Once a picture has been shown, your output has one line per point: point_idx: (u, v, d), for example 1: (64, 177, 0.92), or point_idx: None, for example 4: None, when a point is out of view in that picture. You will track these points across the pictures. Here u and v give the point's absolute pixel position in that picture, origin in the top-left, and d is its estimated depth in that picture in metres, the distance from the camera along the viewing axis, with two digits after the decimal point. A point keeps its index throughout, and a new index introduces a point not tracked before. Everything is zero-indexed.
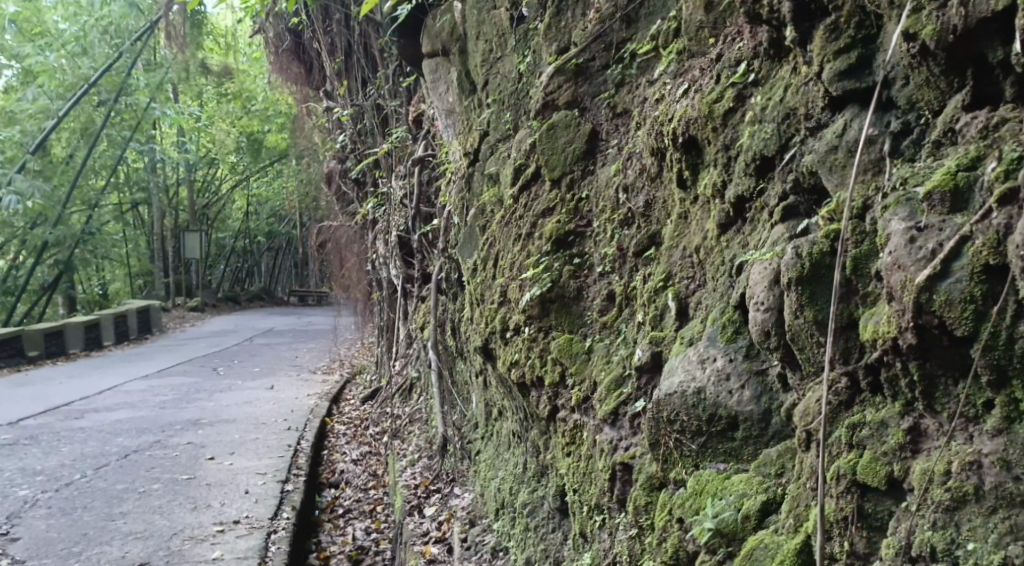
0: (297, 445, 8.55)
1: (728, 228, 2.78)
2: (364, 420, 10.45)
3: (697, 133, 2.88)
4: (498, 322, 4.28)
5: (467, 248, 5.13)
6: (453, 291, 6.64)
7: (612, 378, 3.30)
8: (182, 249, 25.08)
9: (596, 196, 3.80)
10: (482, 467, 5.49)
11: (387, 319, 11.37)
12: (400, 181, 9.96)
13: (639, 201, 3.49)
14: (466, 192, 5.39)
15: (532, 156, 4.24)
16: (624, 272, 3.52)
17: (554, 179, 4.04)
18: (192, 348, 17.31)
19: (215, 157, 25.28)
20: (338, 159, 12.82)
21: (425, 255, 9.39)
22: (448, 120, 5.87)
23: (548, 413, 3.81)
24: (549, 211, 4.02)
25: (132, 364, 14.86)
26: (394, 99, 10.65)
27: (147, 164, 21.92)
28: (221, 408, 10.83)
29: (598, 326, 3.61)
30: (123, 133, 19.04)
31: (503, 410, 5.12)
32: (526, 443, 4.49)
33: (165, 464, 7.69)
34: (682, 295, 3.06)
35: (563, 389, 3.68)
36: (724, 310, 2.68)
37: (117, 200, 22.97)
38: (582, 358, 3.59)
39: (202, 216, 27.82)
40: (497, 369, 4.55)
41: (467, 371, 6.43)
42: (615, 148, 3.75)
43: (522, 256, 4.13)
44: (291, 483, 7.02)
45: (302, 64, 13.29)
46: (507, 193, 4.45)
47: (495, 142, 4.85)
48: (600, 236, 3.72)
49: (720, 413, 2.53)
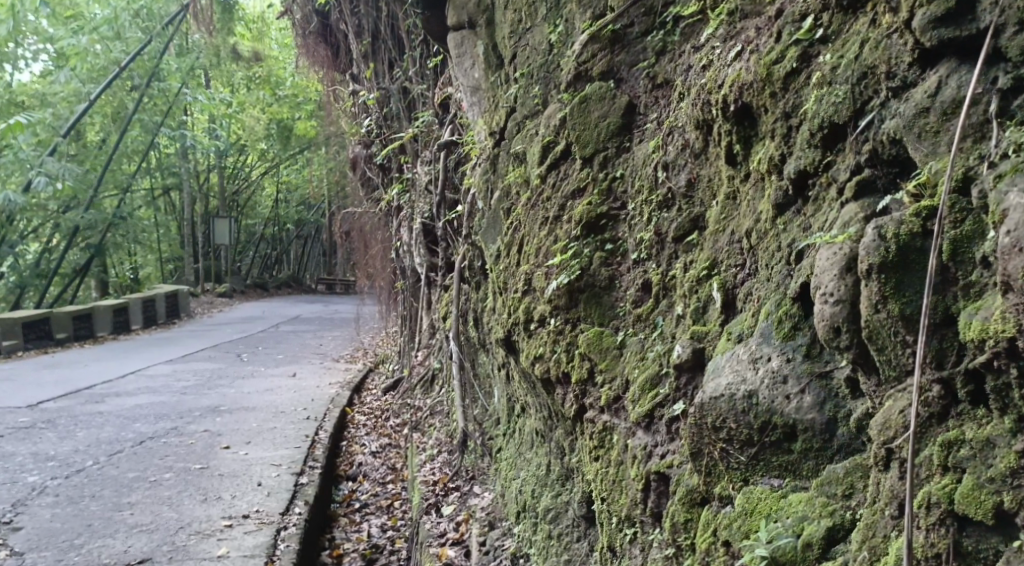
0: (316, 435, 8.30)
1: (785, 209, 2.43)
2: (385, 411, 10.18)
3: (752, 99, 2.53)
4: (520, 312, 3.93)
5: (491, 233, 4.80)
6: (476, 279, 6.32)
7: (647, 378, 2.95)
8: (212, 235, 25.04)
9: (631, 175, 3.45)
10: (503, 465, 5.18)
11: (410, 308, 11.11)
12: (426, 167, 9.66)
13: (680, 180, 3.14)
14: (490, 174, 5.07)
15: (562, 132, 3.89)
16: (661, 259, 3.17)
17: (585, 157, 3.68)
18: (217, 333, 17.17)
19: (245, 143, 25.20)
20: (364, 144, 12.53)
21: (449, 243, 9.11)
22: (474, 98, 5.55)
23: (575, 413, 3.48)
24: (579, 192, 3.68)
25: (156, 348, 14.75)
26: (421, 83, 10.35)
27: (178, 150, 21.85)
28: (242, 395, 10.64)
29: (630, 318, 3.27)
30: (155, 119, 18.89)
31: (526, 407, 4.80)
32: (550, 443, 4.16)
33: (179, 453, 7.47)
34: (728, 285, 2.71)
35: (590, 387, 3.34)
36: (780, 303, 2.33)
37: (148, 185, 22.95)
38: (613, 354, 3.25)
39: (232, 203, 27.80)
40: (520, 363, 4.22)
41: (489, 364, 6.13)
42: (654, 123, 3.40)
43: (548, 241, 3.79)
44: (305, 475, 6.76)
45: (329, 47, 13.03)
46: (534, 172, 4.10)
47: (522, 120, 4.51)
48: (634, 219, 3.37)
49: (775, 421, 2.19)
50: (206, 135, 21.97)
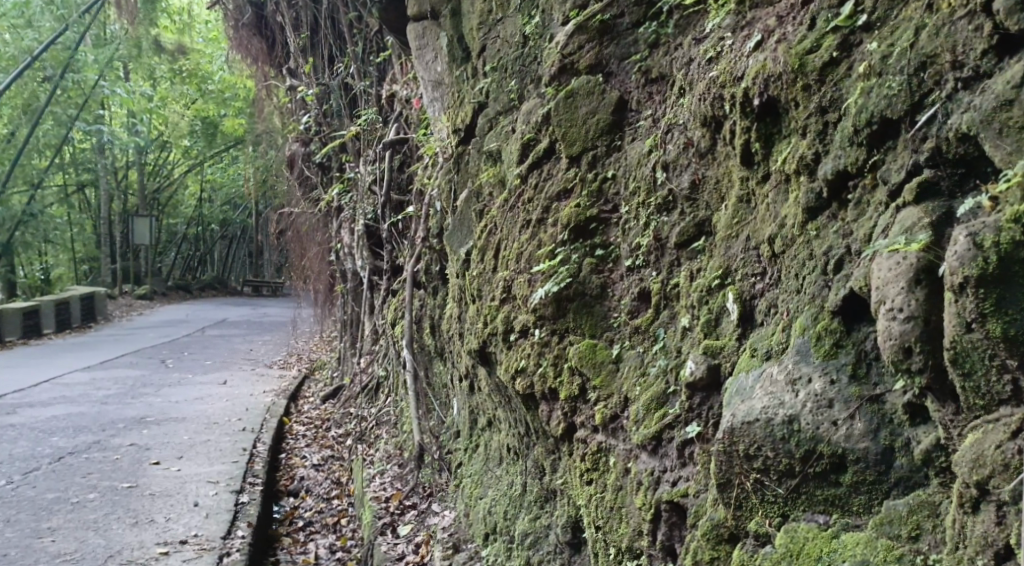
0: (253, 448, 7.85)
1: (818, 213, 2.21)
2: (325, 421, 9.76)
3: (780, 93, 2.30)
4: (498, 322, 3.65)
5: (457, 236, 4.51)
6: (434, 285, 6.03)
7: (652, 397, 2.70)
8: (132, 234, 23.87)
9: (625, 176, 3.21)
10: (468, 482, 4.90)
11: (351, 313, 10.70)
12: (368, 166, 9.27)
13: (683, 181, 2.91)
14: (455, 174, 4.79)
15: (545, 128, 3.63)
16: (661, 266, 2.95)
17: (572, 156, 3.42)
18: (140, 338, 16.33)
19: (168, 140, 24.10)
20: (301, 142, 12.00)
21: (394, 246, 8.81)
22: (436, 92, 5.25)
23: (563, 432, 3.24)
24: (565, 194, 3.43)
25: (73, 354, 13.92)
26: (363, 79, 9.98)
27: (95, 145, 20.73)
28: (169, 405, 10.04)
29: (627, 331, 3.03)
30: (69, 112, 17.73)
31: (495, 421, 4.54)
32: (526, 462, 3.90)
33: (104, 469, 6.93)
34: (746, 297, 2.49)
35: (582, 405, 3.11)
36: (817, 316, 2.11)
37: (62, 181, 21.78)
38: (608, 370, 3.01)
39: (154, 201, 26.62)
40: (494, 376, 3.94)
41: (447, 373, 5.85)
42: (649, 120, 3.18)
43: (530, 246, 3.52)
44: (246, 493, 6.33)
45: (264, 41, 12.51)
46: (512, 171, 3.82)
47: (494, 116, 4.23)
48: (630, 223, 3.13)
49: (821, 450, 1.96)
50: (126, 130, 20.90)
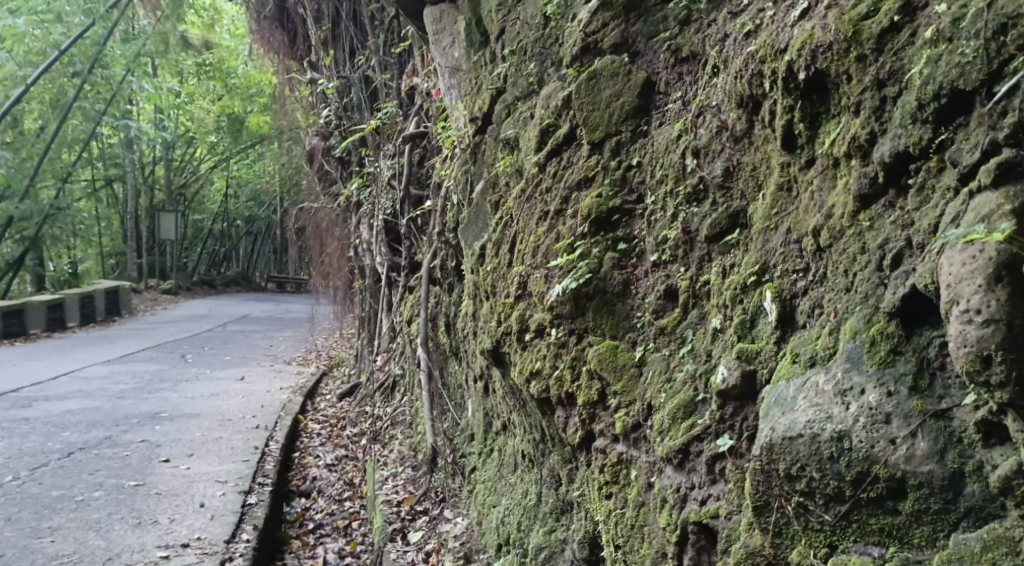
0: (266, 447, 7.67)
1: (871, 202, 1.95)
2: (340, 420, 9.58)
3: (829, 66, 2.04)
4: (513, 320, 3.41)
5: (472, 229, 4.28)
6: (449, 281, 5.80)
7: (679, 405, 2.45)
8: (157, 229, 23.91)
9: (650, 164, 2.95)
10: (481, 489, 4.67)
11: (370, 310, 10.52)
12: (387, 160, 9.08)
13: (716, 168, 2.64)
14: (473, 165, 4.57)
15: (566, 113, 3.38)
16: (691, 262, 2.70)
17: (593, 142, 3.17)
18: (161, 332, 16.27)
19: (194, 136, 24.09)
20: (321, 135, 11.82)
21: (413, 242, 8.61)
22: (453, 79, 5.01)
23: (580, 440, 2.99)
24: (586, 183, 3.18)
25: (93, 347, 13.87)
26: (384, 72, 9.79)
27: (121, 140, 20.75)
28: (185, 400, 9.91)
29: (651, 332, 2.78)
30: (96, 107, 17.70)
31: (509, 425, 4.31)
32: (541, 471, 3.66)
33: (112, 467, 6.78)
34: (785, 296, 2.23)
35: (601, 412, 2.86)
36: (871, 317, 1.85)
37: (89, 176, 21.84)
38: (631, 375, 2.76)
39: (179, 197, 26.67)
40: (508, 379, 3.71)
41: (462, 374, 5.63)
42: (678, 103, 2.93)
43: (547, 240, 3.28)
44: (254, 494, 6.15)
45: (285, 33, 12.36)
46: (530, 159, 3.57)
47: (512, 102, 3.99)
48: (656, 215, 2.87)
49: (876, 474, 1.70)
50: (152, 125, 20.88)
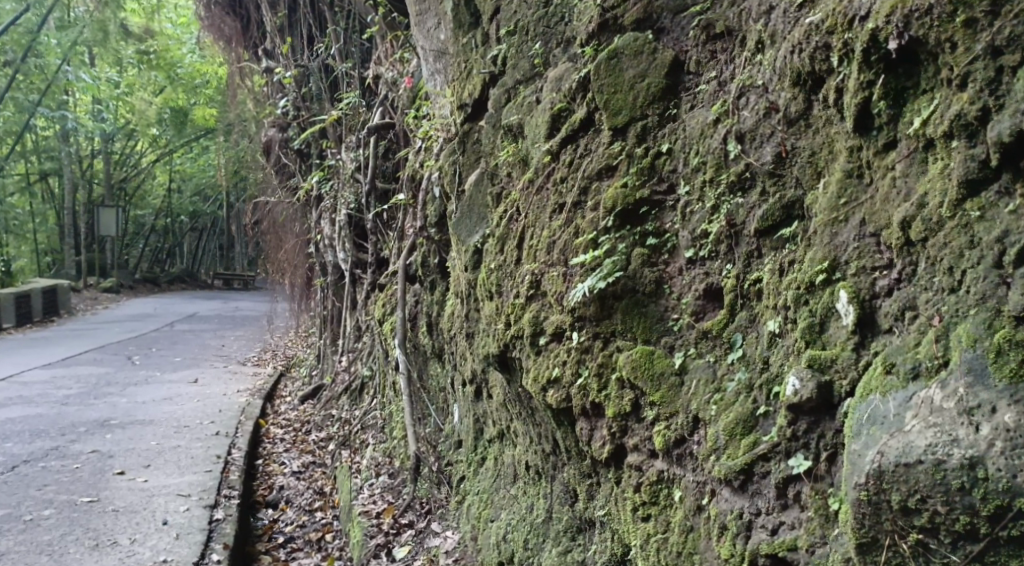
0: (229, 455, 7.25)
1: (981, 188, 1.72)
2: (304, 423, 9.18)
3: (928, 34, 1.83)
4: (524, 322, 3.12)
5: (467, 224, 3.98)
6: (431, 279, 5.49)
7: (737, 419, 2.18)
8: (98, 226, 22.95)
9: (683, 150, 2.68)
10: (474, 501, 4.37)
11: (332, 309, 10.12)
12: (350, 153, 8.68)
13: (766, 154, 2.38)
14: (463, 156, 4.28)
15: (582, 96, 3.10)
16: (737, 257, 2.44)
17: (616, 128, 2.91)
18: (107, 333, 15.56)
19: (136, 130, 23.16)
20: (278, 127, 11.25)
21: (379, 238, 8.25)
22: (438, 64, 4.70)
23: (609, 455, 2.73)
24: (608, 172, 2.92)
25: (34, 350, 13.18)
26: (345, 61, 9.38)
27: (59, 133, 19.82)
28: (137, 405, 9.40)
29: (692, 337, 2.52)
30: (31, 99, 16.83)
31: (507, 433, 4.03)
32: (552, 485, 3.38)
33: (63, 481, 6.31)
34: (865, 296, 1.95)
35: (636, 425, 2.60)
36: (993, 323, 1.60)
37: (25, 171, 20.85)
38: (670, 385, 2.49)
39: (121, 192, 25.67)
40: (515, 385, 3.42)
41: (445, 377, 5.34)
42: (712, 83, 2.68)
43: (565, 234, 3.01)
44: (221, 509, 5.76)
45: (237, 20, 11.82)
46: (540, 148, 3.29)
47: (512, 87, 3.71)
48: (693, 206, 2.61)
49: (1020, 507, 1.46)
50: (91, 117, 19.97)
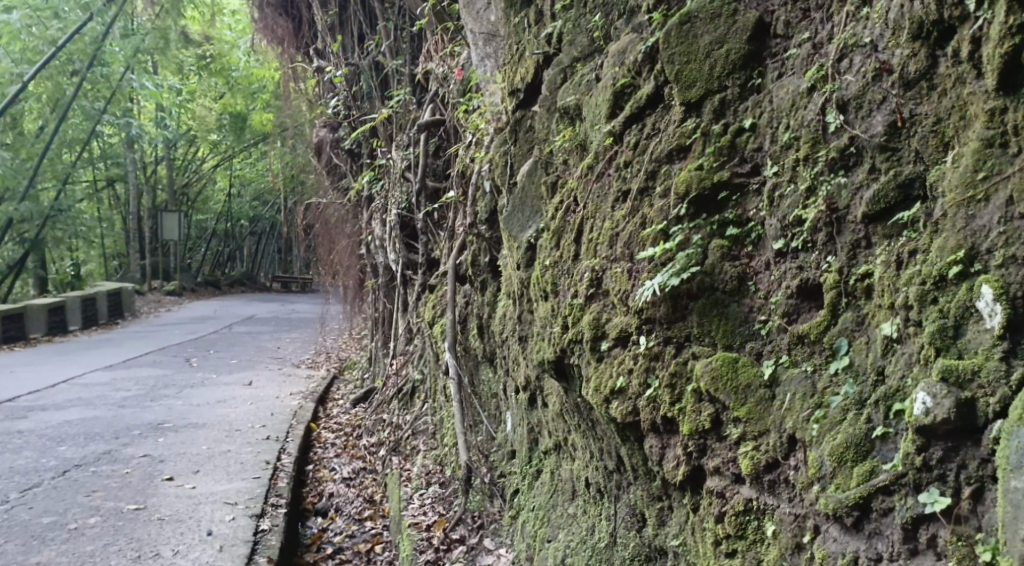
0: (277, 461, 7.04)
1: None
2: (355, 428, 8.95)
3: None
4: (584, 324, 2.76)
5: (520, 218, 3.65)
6: (482, 279, 5.18)
7: (846, 442, 1.81)
8: (160, 230, 23.23)
9: (771, 125, 2.31)
10: (530, 518, 4.02)
11: (384, 311, 9.90)
12: (401, 151, 8.43)
13: (878, 125, 2.00)
14: (515, 145, 3.96)
15: (648, 69, 2.74)
16: (840, 248, 2.06)
17: (689, 103, 2.54)
18: (164, 335, 15.62)
19: (196, 136, 23.38)
20: (329, 126, 11.08)
21: (430, 237, 7.99)
22: (488, 47, 4.40)
23: (683, 479, 2.37)
24: (680, 153, 2.55)
25: (94, 352, 13.27)
26: (396, 58, 9.15)
27: (122, 140, 20.05)
28: (190, 408, 9.29)
29: (784, 342, 2.15)
30: (96, 106, 16.99)
31: (565, 445, 3.68)
32: (615, 507, 3.01)
33: (111, 487, 6.16)
34: (1016, 292, 1.59)
35: (718, 445, 2.24)
36: None
37: (91, 177, 21.18)
38: (759, 399, 2.12)
39: (182, 197, 25.99)
40: (573, 395, 3.08)
41: (498, 382, 5.01)
42: (805, 46, 2.30)
43: (630, 225, 2.66)
44: (267, 518, 5.53)
45: (290, 21, 11.70)
46: (602, 130, 2.94)
47: (569, 65, 3.37)
48: (783, 188, 2.23)
49: None
50: (154, 124, 20.17)
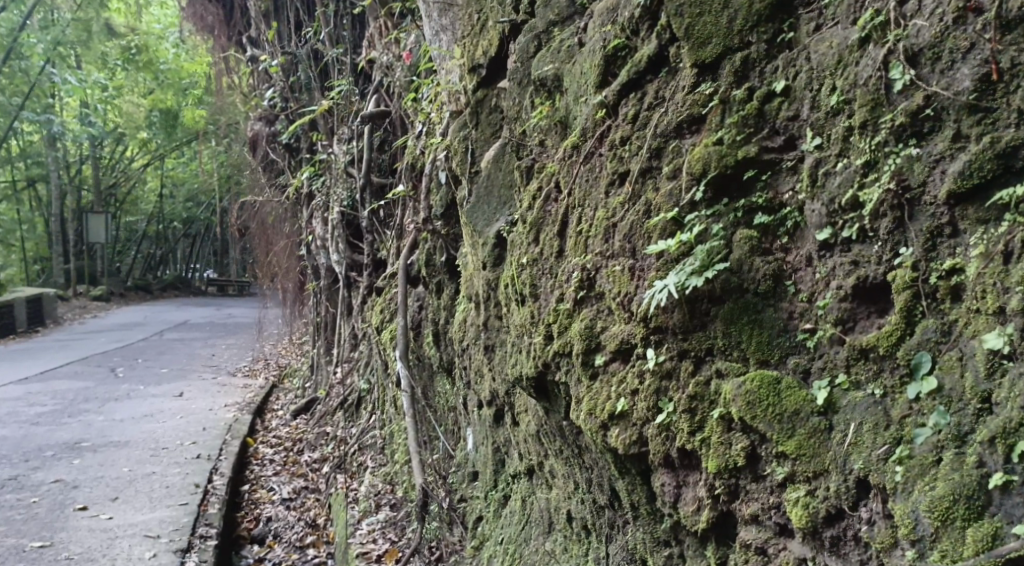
0: (209, 483, 6.40)
1: None
2: (296, 441, 8.32)
3: None
4: (574, 334, 2.28)
5: (487, 208, 3.15)
6: (438, 280, 4.67)
7: (952, 494, 1.42)
8: (85, 232, 22.01)
9: (811, 86, 1.86)
10: (498, 552, 3.52)
11: (326, 316, 9.29)
12: (342, 145, 7.85)
13: (965, 80, 1.58)
14: (477, 126, 3.46)
15: (649, 26, 2.29)
16: (914, 239, 1.62)
17: (702, 63, 2.08)
18: (90, 343, 14.66)
19: (125, 134, 22.23)
20: (265, 119, 10.41)
21: (375, 237, 7.43)
22: (444, 19, 3.89)
23: (708, 527, 1.92)
24: (692, 125, 2.09)
25: (10, 362, 12.33)
26: (336, 46, 8.54)
27: (43, 138, 18.88)
28: (113, 424, 8.54)
29: (840, 357, 1.70)
30: (13, 101, 15.90)
31: (540, 469, 3.20)
32: (607, 548, 2.53)
33: (15, 520, 5.46)
34: None
35: (756, 488, 1.79)
36: None
37: (9, 177, 19.92)
38: (811, 430, 1.68)
39: (110, 198, 24.74)
40: (556, 416, 2.60)
41: (457, 394, 4.51)
42: None
43: (630, 214, 2.20)
44: (195, 553, 4.93)
45: (221, 7, 10.95)
46: (589, 102, 2.47)
47: (546, 32, 2.91)
48: (830, 164, 1.79)
49: None
50: (78, 122, 19.03)
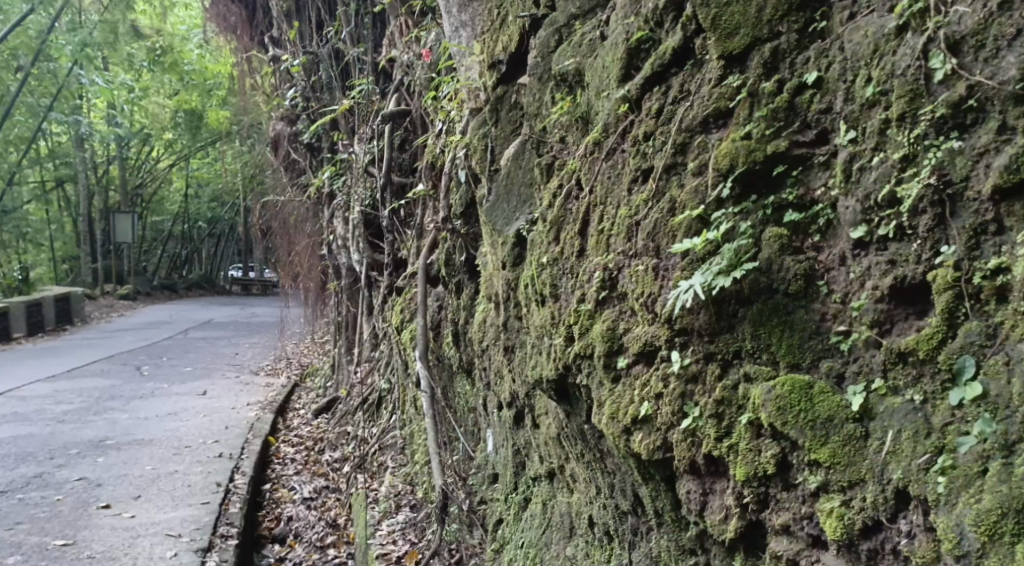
0: (230, 482, 6.39)
1: None
2: (317, 441, 8.31)
3: None
4: (597, 336, 2.20)
5: (506, 206, 3.09)
6: (457, 280, 4.61)
7: (1000, 507, 1.34)
8: (112, 232, 22.21)
9: (845, 77, 1.78)
10: (518, 556, 3.46)
11: (347, 315, 9.27)
12: (363, 144, 7.82)
13: (1010, 68, 1.49)
14: (497, 123, 3.40)
15: (673, 17, 2.22)
16: (956, 237, 1.54)
17: (730, 55, 2.01)
18: (115, 342, 14.78)
19: (150, 135, 22.42)
20: (287, 119, 10.42)
21: (396, 236, 7.39)
22: (463, 15, 3.82)
23: (736, 537, 1.84)
24: (719, 118, 2.02)
25: (37, 361, 12.44)
26: (358, 44, 8.50)
27: (71, 138, 19.08)
28: (136, 423, 8.57)
29: (877, 361, 1.62)
30: (40, 102, 16.04)
31: (561, 472, 3.13)
32: (629, 555, 2.46)
33: (37, 518, 5.47)
34: None
35: (787, 497, 1.71)
36: None
37: (38, 178, 20.14)
38: (845, 437, 1.60)
39: (135, 198, 24.96)
40: (577, 418, 2.53)
41: (477, 394, 4.45)
42: None
43: (654, 212, 2.12)
44: (215, 553, 4.91)
45: (243, 8, 10.98)
46: (612, 96, 2.40)
47: (567, 26, 2.84)
48: (866, 159, 1.70)
49: None
50: (105, 123, 19.21)
